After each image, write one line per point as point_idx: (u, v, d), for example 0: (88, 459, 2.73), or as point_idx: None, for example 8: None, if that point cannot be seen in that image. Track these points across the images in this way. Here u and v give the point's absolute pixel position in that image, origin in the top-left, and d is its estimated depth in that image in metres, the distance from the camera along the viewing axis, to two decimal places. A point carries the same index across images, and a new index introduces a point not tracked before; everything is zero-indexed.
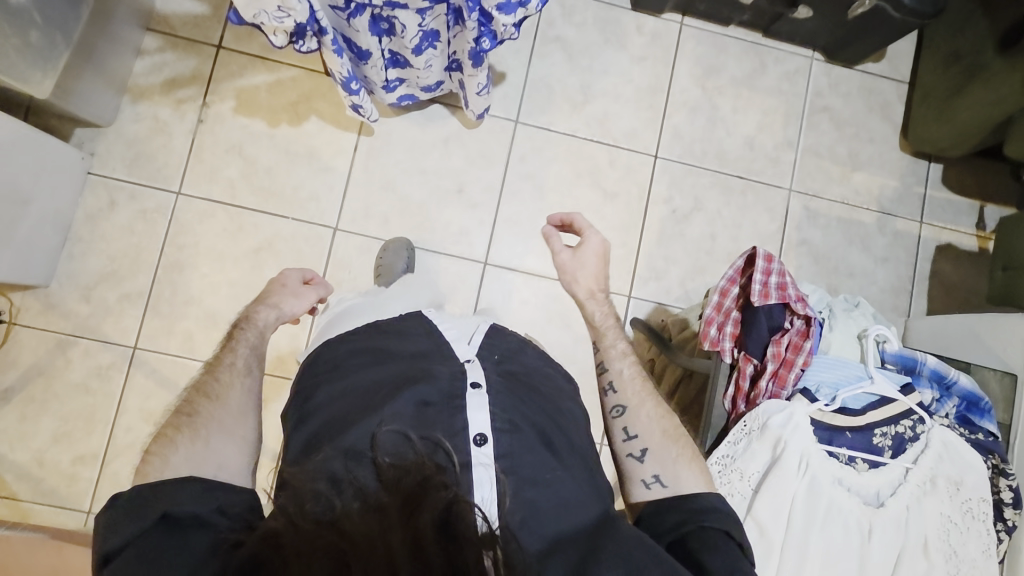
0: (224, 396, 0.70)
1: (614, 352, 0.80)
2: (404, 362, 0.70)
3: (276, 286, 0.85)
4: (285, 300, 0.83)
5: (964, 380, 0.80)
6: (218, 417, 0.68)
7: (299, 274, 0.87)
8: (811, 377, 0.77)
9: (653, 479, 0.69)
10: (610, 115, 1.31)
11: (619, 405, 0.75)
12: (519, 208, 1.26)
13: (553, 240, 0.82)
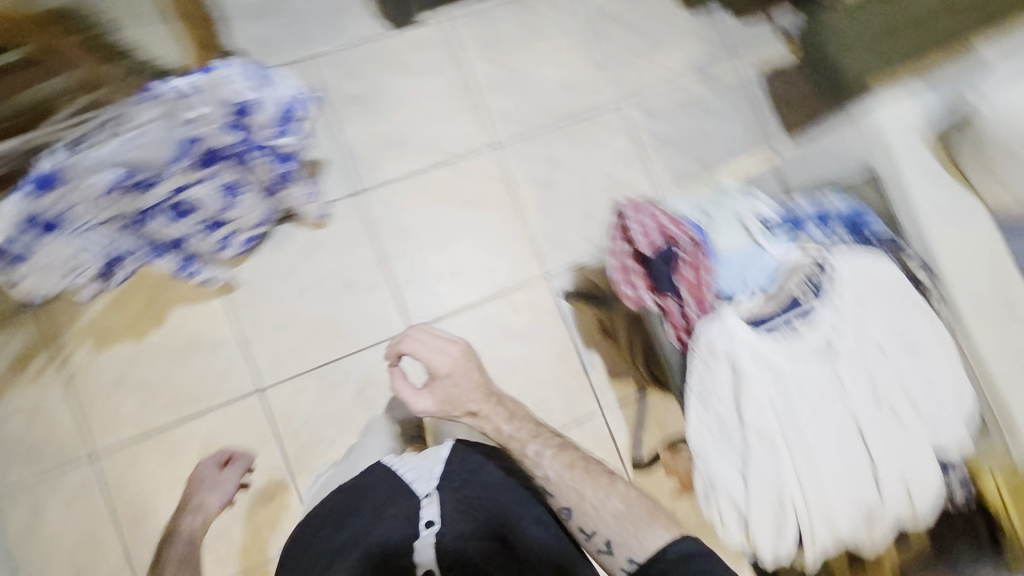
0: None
1: (532, 459, 0.82)
2: (368, 519, 0.76)
3: (207, 470, 1.07)
4: (204, 495, 1.04)
5: (833, 206, 0.87)
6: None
7: (212, 463, 1.09)
8: (723, 281, 0.80)
9: (630, 563, 0.73)
10: (435, 134, 1.30)
11: (564, 508, 0.79)
12: (411, 265, 1.26)
13: (403, 383, 0.86)
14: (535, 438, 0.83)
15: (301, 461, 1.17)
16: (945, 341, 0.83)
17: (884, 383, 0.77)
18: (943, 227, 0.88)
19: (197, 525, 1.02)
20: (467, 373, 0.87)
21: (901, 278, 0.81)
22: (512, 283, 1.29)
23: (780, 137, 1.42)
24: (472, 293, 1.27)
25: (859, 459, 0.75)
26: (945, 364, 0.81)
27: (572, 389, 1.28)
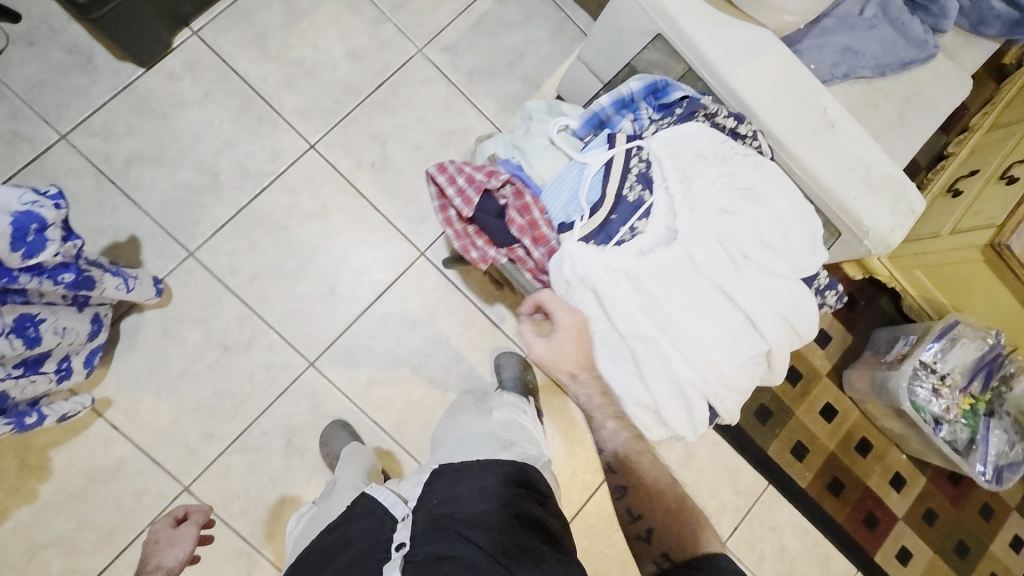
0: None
1: (606, 433, 0.76)
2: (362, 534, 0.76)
3: (162, 526, 0.99)
4: (163, 553, 0.96)
5: (634, 85, 0.83)
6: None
7: (166, 522, 1.00)
8: (555, 211, 0.78)
9: (661, 558, 0.69)
10: (244, 160, 1.20)
11: (620, 486, 0.75)
12: (281, 302, 1.18)
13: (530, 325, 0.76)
14: (617, 417, 0.77)
15: (261, 533, 1.14)
16: (777, 176, 0.86)
17: (737, 241, 0.80)
18: (740, 68, 0.88)
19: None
20: (581, 343, 0.76)
21: (719, 135, 0.82)
22: (392, 274, 1.24)
23: (587, 23, 1.38)
24: (355, 302, 1.22)
25: (737, 319, 0.79)
26: (784, 197, 0.84)
27: (491, 348, 1.28)
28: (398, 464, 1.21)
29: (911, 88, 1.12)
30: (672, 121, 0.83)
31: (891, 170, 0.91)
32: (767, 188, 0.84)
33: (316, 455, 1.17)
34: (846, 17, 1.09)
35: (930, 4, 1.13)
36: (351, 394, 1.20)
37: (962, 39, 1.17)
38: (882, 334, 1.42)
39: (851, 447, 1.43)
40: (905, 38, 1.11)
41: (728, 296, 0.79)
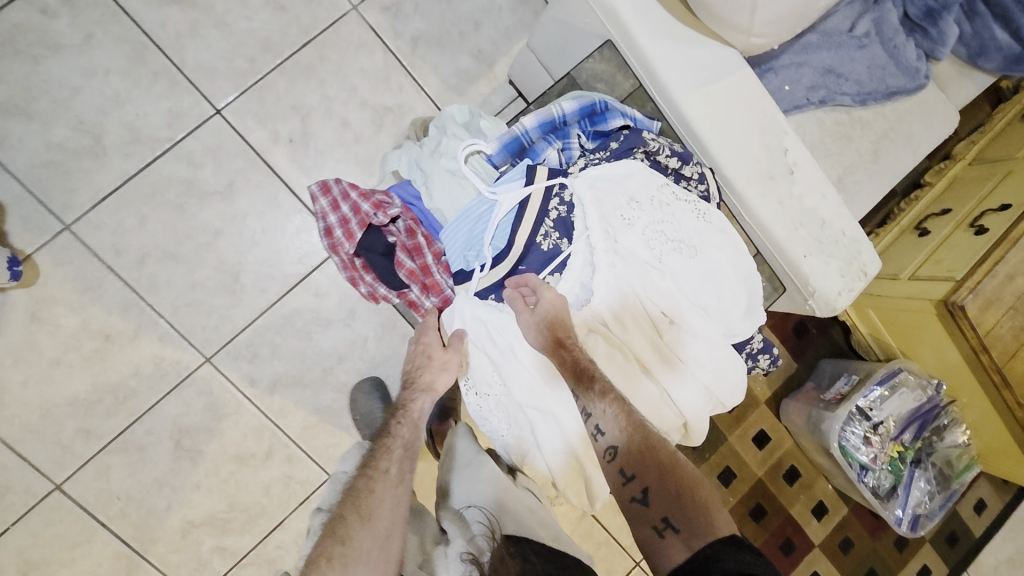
0: (350, 534, 0.76)
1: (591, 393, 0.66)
2: None
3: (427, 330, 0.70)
4: (432, 380, 0.68)
5: (566, 105, 0.70)
6: (363, 551, 0.76)
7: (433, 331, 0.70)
8: (453, 256, 0.67)
9: (666, 529, 0.60)
10: (133, 122, 1.02)
11: (609, 447, 0.65)
12: (173, 291, 1.05)
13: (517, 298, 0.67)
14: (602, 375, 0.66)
15: (143, 538, 1.06)
16: (721, 226, 0.72)
17: (656, 302, 0.71)
18: (694, 96, 0.75)
19: (401, 455, 0.82)
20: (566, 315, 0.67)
21: (656, 177, 0.70)
22: (306, 267, 1.11)
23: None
24: (261, 296, 1.10)
25: (645, 387, 0.71)
26: (723, 250, 0.71)
27: None
28: (301, 471, 1.13)
29: (892, 123, 1.00)
30: (605, 157, 0.70)
31: (847, 227, 0.82)
32: (704, 239, 0.71)
33: (209, 458, 1.09)
34: (833, 33, 0.96)
35: (930, 27, 0.99)
36: (251, 396, 1.10)
37: (955, 70, 1.06)
38: (829, 366, 1.38)
39: (779, 476, 1.41)
40: (895, 64, 0.98)
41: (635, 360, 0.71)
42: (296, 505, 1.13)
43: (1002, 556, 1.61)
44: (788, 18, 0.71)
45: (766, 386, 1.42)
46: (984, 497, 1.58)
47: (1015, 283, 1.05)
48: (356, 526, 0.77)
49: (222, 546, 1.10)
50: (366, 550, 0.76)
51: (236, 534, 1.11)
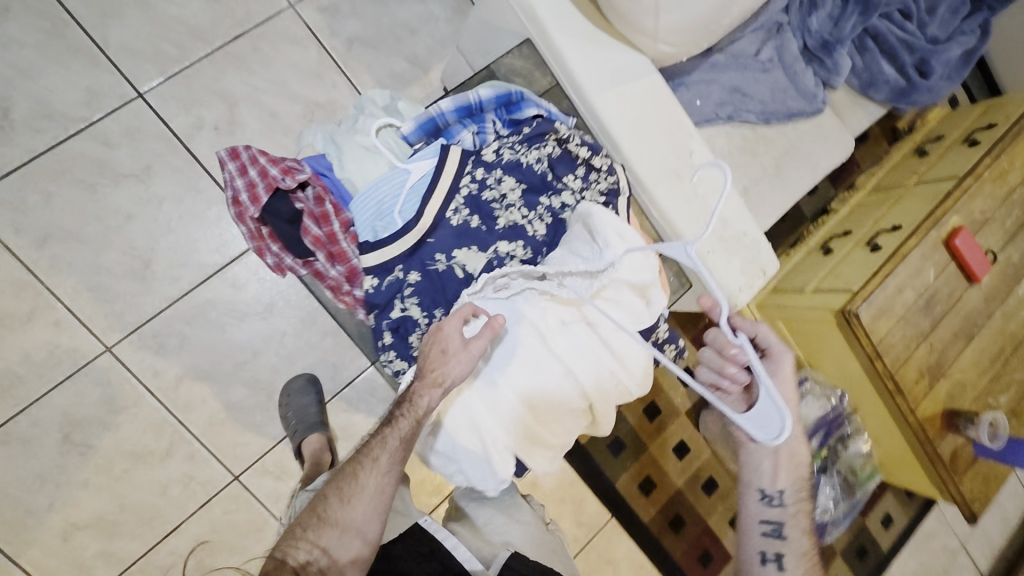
0: (330, 512, 0.68)
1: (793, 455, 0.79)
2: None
3: (441, 337, 0.62)
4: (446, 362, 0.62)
5: (484, 92, 0.72)
6: (333, 533, 0.67)
7: (444, 354, 0.62)
8: (361, 224, 0.65)
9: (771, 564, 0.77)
10: (46, 98, 0.99)
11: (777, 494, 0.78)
12: (76, 273, 1.00)
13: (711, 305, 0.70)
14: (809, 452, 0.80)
15: (18, 540, 0.98)
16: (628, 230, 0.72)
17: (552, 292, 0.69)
18: (609, 95, 0.79)
19: (395, 446, 0.69)
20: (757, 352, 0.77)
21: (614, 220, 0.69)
22: (224, 259, 1.09)
23: None
24: (172, 284, 1.06)
25: (550, 378, 0.71)
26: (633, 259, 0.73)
27: (333, 352, 1.16)
28: (202, 470, 1.08)
29: (791, 141, 1.09)
30: (519, 140, 0.71)
31: (748, 229, 0.87)
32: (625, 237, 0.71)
33: (101, 454, 1.02)
34: (739, 55, 1.03)
35: (826, 57, 1.08)
36: (155, 387, 1.05)
37: (850, 99, 1.16)
38: None
39: (697, 485, 1.45)
40: (795, 88, 1.07)
41: (777, 462, 0.79)
42: (196, 508, 1.07)
43: (908, 571, 1.68)
44: (691, 28, 0.76)
45: (685, 398, 1.47)
46: (892, 510, 1.65)
47: (904, 295, 1.14)
48: (337, 508, 0.68)
49: (108, 551, 1.02)
50: (337, 529, 0.67)
51: (125, 538, 1.03)
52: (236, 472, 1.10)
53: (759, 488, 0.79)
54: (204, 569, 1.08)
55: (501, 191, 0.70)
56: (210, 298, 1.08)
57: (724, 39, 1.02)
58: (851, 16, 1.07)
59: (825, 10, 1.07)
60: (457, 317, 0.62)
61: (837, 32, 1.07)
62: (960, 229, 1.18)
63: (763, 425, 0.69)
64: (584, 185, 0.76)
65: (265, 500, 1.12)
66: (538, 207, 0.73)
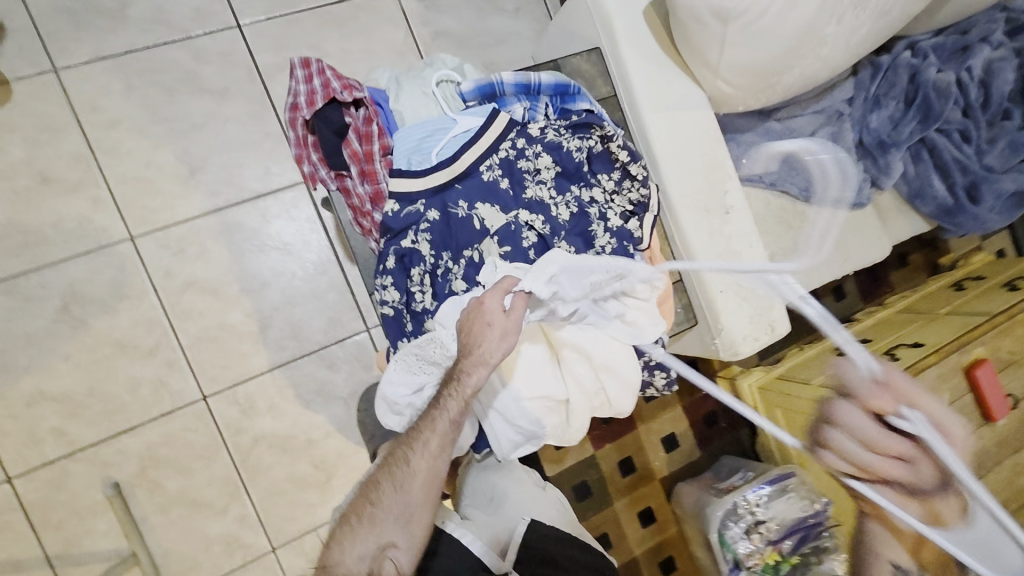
0: (381, 499, 0.70)
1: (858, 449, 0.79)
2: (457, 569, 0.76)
3: (480, 315, 0.62)
4: (489, 340, 0.62)
5: (545, 77, 0.77)
6: (392, 514, 0.70)
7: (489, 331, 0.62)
8: (400, 155, 0.69)
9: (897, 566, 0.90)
10: (160, 5, 1.08)
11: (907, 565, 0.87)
12: (130, 161, 1.07)
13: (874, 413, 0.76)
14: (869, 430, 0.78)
15: None
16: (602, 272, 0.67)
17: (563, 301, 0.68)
18: (661, 117, 0.83)
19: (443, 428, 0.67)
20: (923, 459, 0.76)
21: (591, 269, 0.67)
22: (264, 190, 1.13)
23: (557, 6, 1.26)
24: (210, 198, 1.10)
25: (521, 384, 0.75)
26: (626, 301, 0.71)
27: (336, 307, 1.17)
28: (176, 380, 1.08)
29: (829, 226, 1.10)
30: (563, 125, 0.76)
31: None
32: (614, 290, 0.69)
33: (91, 333, 1.04)
34: (794, 129, 1.07)
35: (880, 156, 1.09)
36: (161, 286, 1.07)
37: (895, 204, 1.18)
38: (728, 462, 1.40)
39: (655, 561, 1.37)
40: (843, 176, 1.09)
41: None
42: (158, 415, 1.07)
43: None
44: (754, 72, 0.80)
45: (664, 463, 1.40)
46: None
47: None
48: (389, 494, 0.70)
49: (62, 430, 1.03)
50: (395, 513, 0.70)
51: (82, 423, 1.03)
52: (205, 392, 1.10)
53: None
54: (143, 478, 1.06)
55: (536, 165, 0.73)
56: (239, 221, 1.12)
57: (783, 111, 1.06)
58: (911, 123, 1.08)
59: (887, 110, 1.08)
60: (497, 290, 0.62)
61: (895, 135, 1.08)
62: (981, 360, 1.14)
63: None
64: (615, 189, 0.79)
65: (224, 429, 1.10)
66: (567, 193, 0.75)
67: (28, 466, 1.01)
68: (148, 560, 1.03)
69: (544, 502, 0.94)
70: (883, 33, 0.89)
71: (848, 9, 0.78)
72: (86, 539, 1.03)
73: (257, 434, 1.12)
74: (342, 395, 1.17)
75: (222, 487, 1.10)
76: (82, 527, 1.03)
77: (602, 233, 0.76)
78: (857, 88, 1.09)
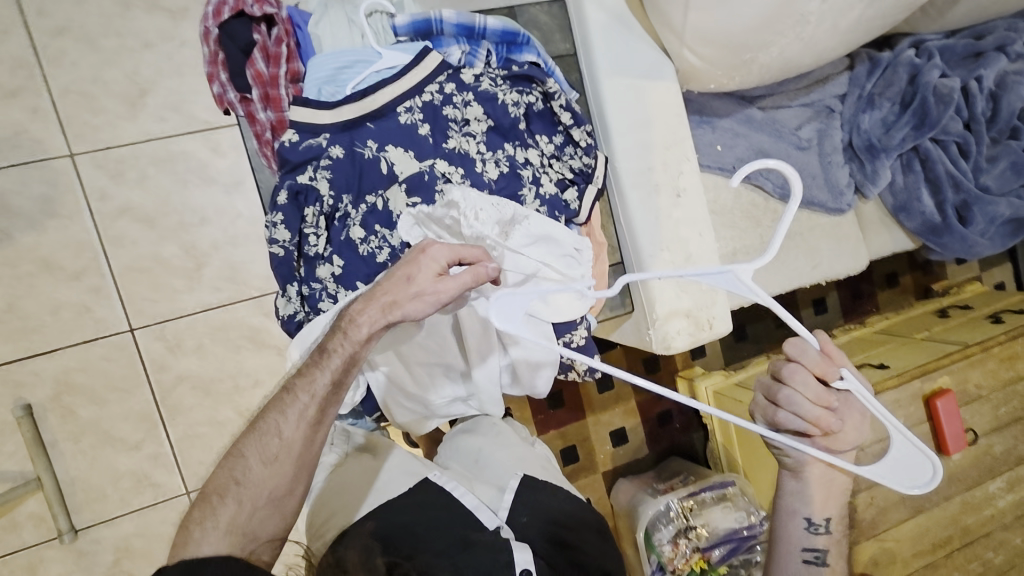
0: (249, 474, 0.61)
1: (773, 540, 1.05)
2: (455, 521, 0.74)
3: (413, 263, 0.60)
4: (405, 298, 0.60)
5: (492, 20, 0.69)
6: (260, 491, 0.61)
7: (413, 286, 0.60)
8: (310, 84, 0.65)
9: None
10: None
11: None
12: (72, 72, 1.01)
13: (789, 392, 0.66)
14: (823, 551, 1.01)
15: None
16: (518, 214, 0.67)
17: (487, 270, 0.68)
18: (618, 82, 0.76)
19: (326, 390, 0.63)
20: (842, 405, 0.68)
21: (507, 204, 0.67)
22: (216, 121, 1.08)
23: None
24: (155, 122, 1.04)
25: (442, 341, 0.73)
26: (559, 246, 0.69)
27: None
28: (102, 306, 1.04)
29: (801, 229, 1.03)
30: (501, 78, 0.69)
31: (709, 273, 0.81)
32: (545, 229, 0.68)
33: (15, 248, 1.00)
34: (777, 121, 0.98)
35: (867, 161, 1.01)
36: (95, 208, 1.03)
37: (879, 216, 1.11)
38: (672, 464, 1.36)
39: None
40: (824, 177, 1.01)
41: (830, 487, 0.74)
42: (78, 341, 1.03)
43: None
44: (723, 45, 0.73)
45: (610, 457, 1.35)
46: None
47: None
48: (259, 467, 0.61)
49: None
50: (262, 491, 0.61)
51: None
52: (132, 324, 1.06)
53: (806, 516, 0.74)
54: (57, 404, 1.03)
55: (464, 114, 0.67)
56: (185, 150, 1.06)
57: (767, 99, 0.98)
58: (903, 128, 1.00)
59: (880, 112, 1.00)
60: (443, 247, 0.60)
61: (886, 140, 1.00)
62: (945, 391, 1.09)
63: (909, 473, 0.61)
64: (555, 154, 0.73)
65: (147, 363, 1.07)
66: (499, 151, 0.69)
67: None
68: (53, 488, 1.02)
69: (535, 455, 0.90)
70: (883, 18, 0.80)
71: None
72: None
73: (181, 374, 1.08)
74: (276, 344, 1.13)
75: (137, 423, 1.07)
76: None
77: (532, 199, 0.70)
78: (851, 84, 1.01)
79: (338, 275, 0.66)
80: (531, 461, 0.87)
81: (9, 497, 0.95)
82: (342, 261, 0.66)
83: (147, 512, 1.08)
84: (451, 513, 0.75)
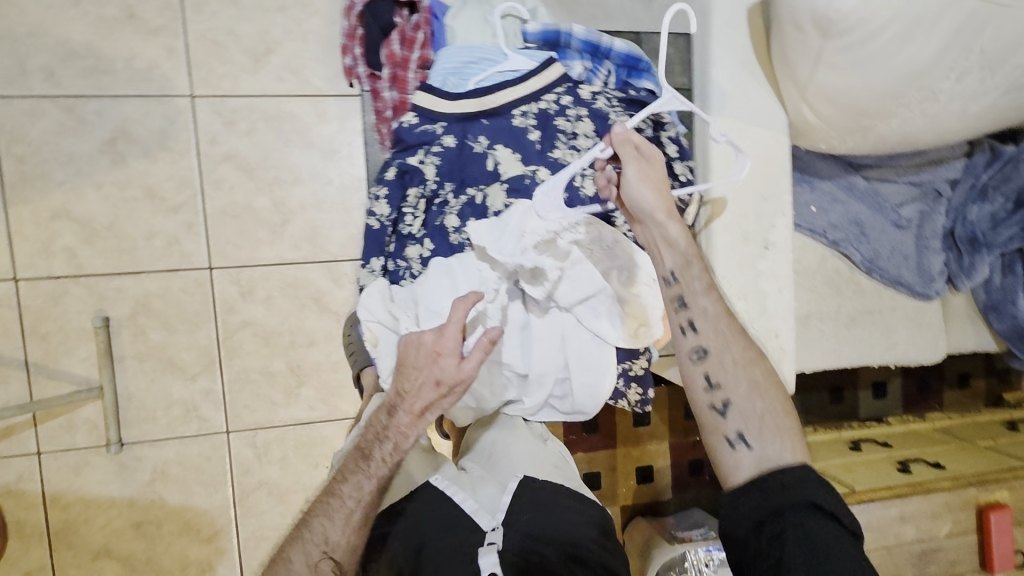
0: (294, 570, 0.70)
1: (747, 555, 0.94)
2: (449, 526, 0.76)
3: (434, 365, 0.65)
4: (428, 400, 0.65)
5: (619, 43, 0.71)
6: None
7: (436, 387, 0.65)
8: (437, 73, 0.68)
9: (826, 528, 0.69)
10: None
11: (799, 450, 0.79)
12: (211, 22, 1.08)
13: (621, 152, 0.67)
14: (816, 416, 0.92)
15: (21, 194, 1.04)
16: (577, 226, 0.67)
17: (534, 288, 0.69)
18: (727, 125, 0.76)
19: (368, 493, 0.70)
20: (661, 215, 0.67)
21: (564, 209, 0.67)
22: (327, 90, 1.13)
23: None
24: (272, 82, 1.11)
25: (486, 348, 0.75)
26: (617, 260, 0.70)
27: (357, 224, 1.16)
28: (189, 241, 1.10)
29: (882, 305, 0.99)
30: (617, 100, 0.70)
31: (782, 332, 0.79)
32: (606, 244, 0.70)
33: (128, 172, 1.08)
34: (880, 194, 0.95)
35: (966, 254, 0.97)
36: (203, 150, 1.10)
37: (966, 310, 1.06)
38: (694, 513, 1.30)
39: None
40: (917, 261, 0.97)
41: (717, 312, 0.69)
42: (163, 268, 1.10)
43: None
44: (846, 106, 0.71)
45: (631, 492, 1.32)
46: None
47: (903, 527, 1.00)
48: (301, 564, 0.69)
49: (74, 252, 1.07)
50: None
51: (94, 252, 1.08)
52: (212, 264, 1.12)
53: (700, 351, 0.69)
54: (132, 322, 1.10)
55: (575, 128, 0.68)
56: (293, 111, 1.12)
57: (874, 169, 0.94)
58: (1013, 227, 0.95)
59: (991, 206, 0.95)
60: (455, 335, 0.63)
61: (992, 235, 0.96)
62: (1001, 505, 1.03)
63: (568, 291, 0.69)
64: None
65: (217, 302, 1.12)
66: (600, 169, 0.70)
67: (35, 274, 1.06)
68: (111, 398, 1.09)
69: (552, 453, 0.90)
70: (1018, 109, 0.76)
71: (974, 70, 0.67)
72: (65, 359, 1.08)
73: (246, 319, 1.13)
74: (335, 309, 1.17)
75: (198, 356, 1.12)
76: (65, 346, 1.08)
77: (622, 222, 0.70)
78: (966, 172, 0.96)
79: (424, 258, 0.70)
80: (545, 459, 0.87)
81: (73, 399, 1.02)
82: (432, 245, 0.70)
83: (187, 441, 1.14)
84: (447, 513, 0.77)
